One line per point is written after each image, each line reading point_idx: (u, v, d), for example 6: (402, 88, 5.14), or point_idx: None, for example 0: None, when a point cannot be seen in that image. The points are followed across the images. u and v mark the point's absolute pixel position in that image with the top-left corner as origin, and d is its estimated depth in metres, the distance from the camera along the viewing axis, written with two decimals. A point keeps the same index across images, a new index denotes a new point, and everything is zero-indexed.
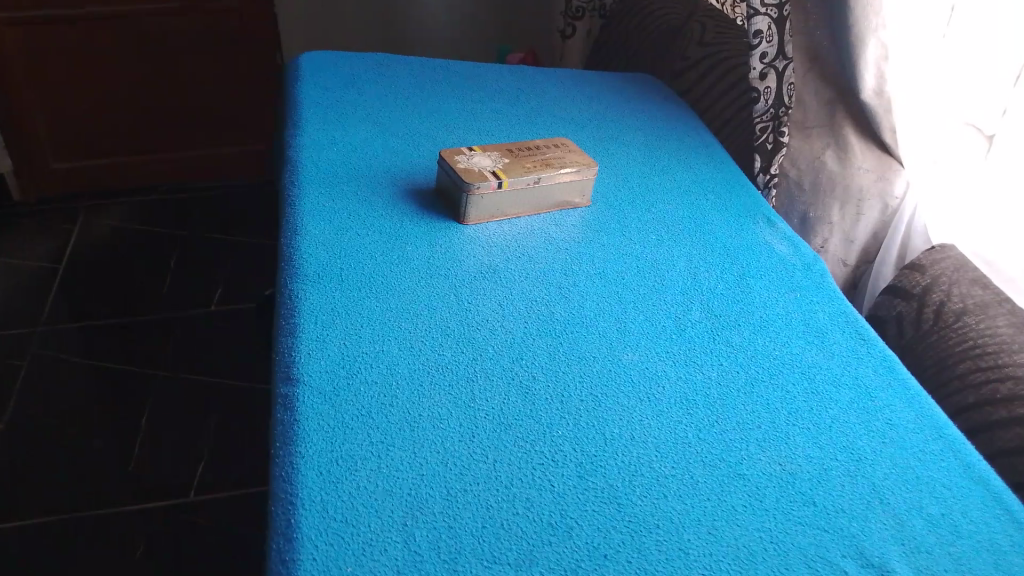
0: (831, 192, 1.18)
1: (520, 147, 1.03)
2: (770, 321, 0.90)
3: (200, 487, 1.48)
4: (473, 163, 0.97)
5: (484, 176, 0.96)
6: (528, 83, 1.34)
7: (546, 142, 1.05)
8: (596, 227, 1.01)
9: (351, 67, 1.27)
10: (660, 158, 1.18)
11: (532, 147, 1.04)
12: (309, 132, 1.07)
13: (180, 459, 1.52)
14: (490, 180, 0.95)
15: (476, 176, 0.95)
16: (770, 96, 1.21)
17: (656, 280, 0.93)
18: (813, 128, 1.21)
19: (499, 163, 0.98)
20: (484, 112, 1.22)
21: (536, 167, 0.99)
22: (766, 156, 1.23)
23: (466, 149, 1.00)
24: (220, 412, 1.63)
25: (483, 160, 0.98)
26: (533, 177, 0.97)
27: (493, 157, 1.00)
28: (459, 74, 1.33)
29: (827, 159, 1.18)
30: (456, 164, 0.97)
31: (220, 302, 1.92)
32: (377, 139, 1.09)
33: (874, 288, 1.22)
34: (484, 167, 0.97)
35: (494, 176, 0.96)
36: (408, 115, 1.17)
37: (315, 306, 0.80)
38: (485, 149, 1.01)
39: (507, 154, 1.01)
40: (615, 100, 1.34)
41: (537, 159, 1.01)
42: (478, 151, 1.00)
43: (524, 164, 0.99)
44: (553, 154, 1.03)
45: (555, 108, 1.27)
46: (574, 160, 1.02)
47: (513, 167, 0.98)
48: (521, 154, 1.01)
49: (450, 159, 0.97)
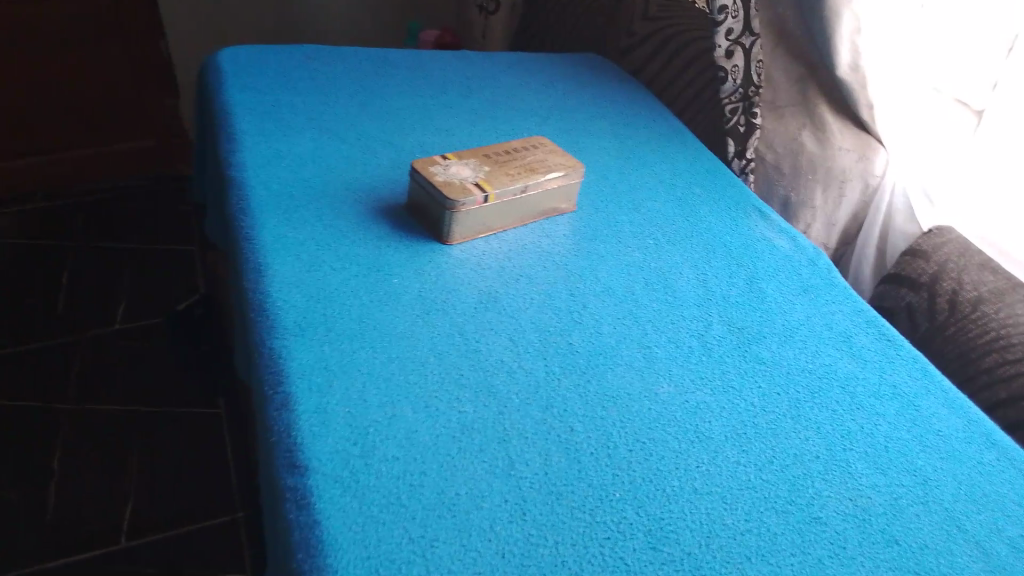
0: (810, 175, 1.11)
1: (498, 150, 0.92)
2: (794, 330, 0.84)
3: (142, 530, 1.31)
4: (451, 174, 0.86)
5: (467, 187, 0.84)
6: (474, 70, 1.22)
7: (523, 142, 0.95)
8: (589, 234, 0.92)
9: (278, 64, 1.12)
10: (634, 149, 1.09)
11: (509, 149, 0.92)
12: (249, 147, 0.93)
13: (111, 500, 1.35)
14: (476, 191, 0.84)
15: (460, 189, 0.84)
16: (738, 75, 1.12)
17: (669, 292, 0.85)
18: (786, 108, 1.15)
19: (482, 171, 0.87)
20: (436, 109, 1.09)
21: (521, 171, 0.89)
22: (738, 139, 1.15)
23: (440, 157, 0.88)
24: (146, 444, 1.45)
25: (463, 169, 0.87)
26: (520, 184, 0.87)
27: (472, 165, 0.88)
28: (399, 64, 1.19)
29: (805, 140, 1.11)
30: (435, 178, 0.85)
31: (128, 321, 1.72)
32: (325, 150, 0.95)
33: (856, 271, 1.17)
34: (465, 178, 0.86)
35: (478, 188, 0.85)
36: (353, 118, 1.03)
37: (304, 366, 0.67)
38: (461, 155, 0.90)
39: (486, 159, 0.90)
40: (568, 85, 1.23)
41: (518, 165, 0.90)
42: (456, 159, 0.88)
43: (507, 171, 0.88)
44: (534, 157, 0.92)
45: (510, 100, 1.16)
46: (556, 162, 0.91)
47: (496, 175, 0.87)
48: (500, 158, 0.90)
49: (425, 171, 0.85)
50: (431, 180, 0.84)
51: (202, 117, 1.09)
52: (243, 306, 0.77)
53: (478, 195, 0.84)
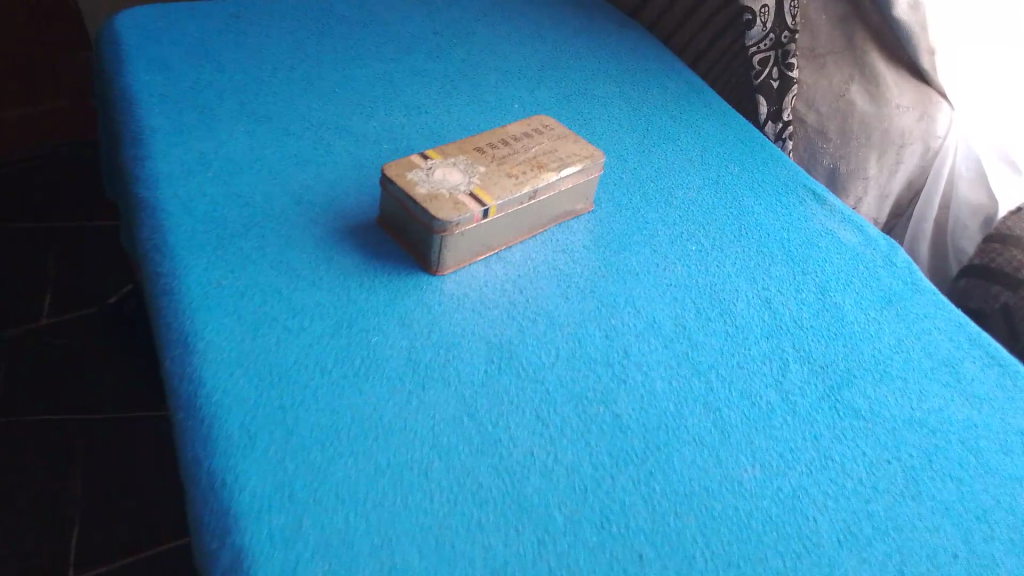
0: (861, 141, 0.91)
1: (493, 140, 0.71)
2: (886, 364, 0.66)
3: (108, 552, 0.99)
4: (435, 182, 0.64)
5: (458, 200, 0.63)
6: (442, 20, 0.99)
7: (524, 125, 0.74)
8: (614, 243, 0.72)
9: (194, 28, 0.87)
10: (651, 118, 0.89)
11: (507, 138, 0.71)
12: (164, 154, 0.70)
13: (57, 516, 1.01)
14: (473, 202, 0.64)
15: (450, 202, 0.63)
16: (768, 16, 0.92)
17: (728, 322, 0.66)
18: (827, 55, 0.94)
19: (479, 172, 0.67)
20: (400, 80, 0.87)
21: (527, 169, 0.68)
22: (771, 97, 0.94)
23: (418, 157, 0.67)
24: (125, 422, 1.13)
25: (451, 172, 0.66)
26: (530, 187, 0.67)
27: (461, 165, 0.67)
28: (346, 19, 0.95)
29: (855, 97, 0.91)
30: (415, 190, 0.63)
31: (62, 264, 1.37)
32: (265, 151, 0.73)
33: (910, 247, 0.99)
34: (456, 187, 0.65)
35: (476, 198, 0.64)
36: (296, 100, 0.80)
37: (259, 501, 0.47)
38: (444, 151, 0.68)
39: (479, 155, 0.69)
40: (557, 36, 1.01)
41: (521, 161, 0.69)
42: (439, 159, 0.67)
43: (508, 170, 0.68)
44: (539, 148, 0.71)
45: (491, 61, 0.93)
46: (568, 153, 0.71)
47: (494, 178, 0.66)
48: (497, 152, 0.70)
49: (400, 179, 0.64)
50: (410, 193, 0.63)
51: (99, 104, 0.84)
52: (167, 394, 0.56)
53: (476, 209, 0.63)
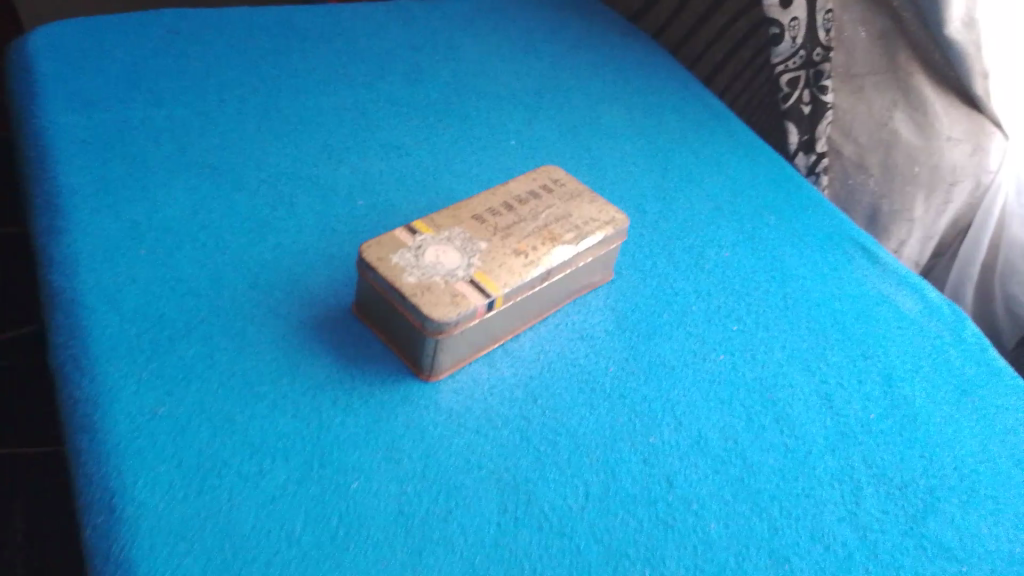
0: (905, 178, 0.80)
1: (492, 203, 0.58)
2: (971, 479, 0.55)
3: None
4: (427, 267, 0.52)
5: (457, 292, 0.51)
6: (421, 33, 0.86)
7: (527, 179, 0.61)
8: (642, 326, 0.59)
9: (125, 51, 0.73)
10: (668, 153, 0.77)
11: (509, 200, 0.59)
12: (86, 224, 0.56)
13: None
14: (475, 293, 0.51)
15: (446, 294, 0.50)
16: (798, 31, 0.81)
17: (786, 432, 0.54)
18: (865, 76, 0.82)
19: (480, 249, 0.54)
20: (374, 112, 0.73)
21: (536, 242, 0.56)
22: (802, 125, 0.83)
23: (405, 232, 0.54)
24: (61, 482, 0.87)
25: (446, 252, 0.53)
26: (542, 266, 0.54)
27: (457, 240, 0.55)
28: (308, 33, 0.81)
29: (900, 125, 0.80)
30: (403, 281, 0.51)
31: None
32: (214, 218, 0.59)
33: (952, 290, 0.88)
34: (454, 273, 0.52)
35: (477, 288, 0.52)
36: (252, 143, 0.66)
37: None
38: (435, 222, 0.56)
39: (476, 224, 0.56)
40: (553, 50, 0.88)
41: (528, 232, 0.56)
42: (431, 233, 0.55)
43: (514, 245, 0.55)
44: (549, 211, 0.58)
45: (479, 84, 0.80)
46: (584, 218, 0.59)
47: (497, 257, 0.54)
48: (498, 220, 0.57)
49: (383, 265, 0.51)
50: (397, 285, 0.50)
51: None
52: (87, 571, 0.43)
53: (479, 302, 0.51)
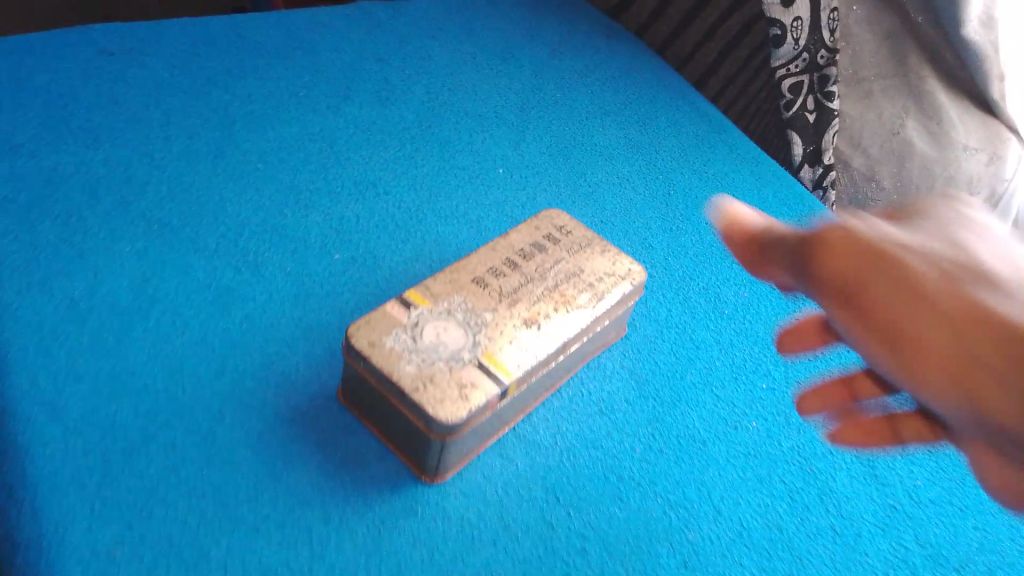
0: (921, 191, 0.75)
1: (494, 261, 0.51)
2: None
3: None
4: (426, 350, 0.45)
5: (464, 381, 0.44)
6: (388, 40, 0.77)
7: (527, 229, 0.54)
8: (664, 391, 0.53)
9: (50, 78, 0.63)
10: (669, 175, 0.70)
11: (513, 255, 0.52)
12: (17, 308, 0.48)
13: None
14: (484, 380, 0.44)
15: (450, 385, 0.43)
16: (800, 31, 0.73)
17: (833, 512, 0.49)
18: (872, 80, 0.76)
19: (485, 322, 0.47)
20: (343, 143, 0.65)
21: (546, 309, 0.49)
22: (807, 135, 0.76)
23: (395, 308, 0.47)
24: None
25: (446, 329, 0.46)
26: (556, 338, 0.48)
27: (458, 312, 0.48)
28: (260, 45, 0.72)
29: (913, 134, 0.75)
30: (401, 372, 0.43)
31: None
32: (168, 288, 0.51)
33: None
34: (458, 356, 0.45)
35: (487, 373, 0.44)
36: (207, 190, 0.58)
37: None
38: (431, 291, 0.48)
39: (478, 289, 0.49)
40: (534, 55, 0.80)
41: (537, 296, 0.50)
42: (427, 305, 0.47)
43: (524, 314, 0.48)
44: (557, 267, 0.52)
45: (456, 101, 0.72)
46: (596, 274, 0.52)
47: (506, 330, 0.47)
48: (502, 281, 0.50)
49: (376, 354, 0.44)
50: (393, 379, 0.43)
51: None
52: None
53: (490, 390, 0.44)
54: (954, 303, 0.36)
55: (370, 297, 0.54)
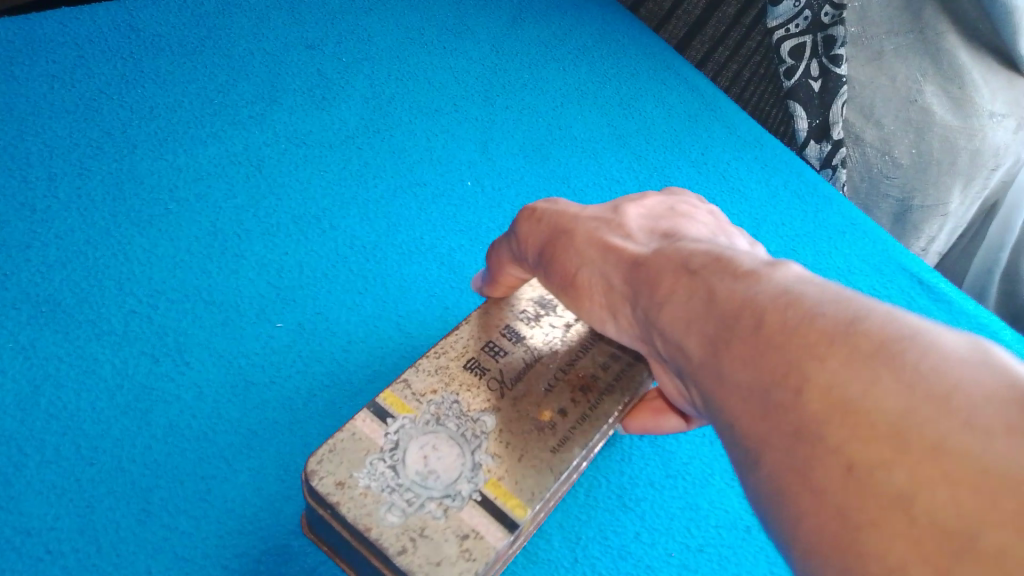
0: (944, 165, 0.66)
1: (490, 336, 0.41)
2: None
3: None
4: (412, 485, 0.34)
5: (464, 527, 0.34)
6: (318, 14, 0.63)
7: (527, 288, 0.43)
8: (696, 463, 0.44)
9: None
10: (664, 170, 0.60)
11: (515, 328, 0.41)
12: None
13: None
14: (490, 522, 0.34)
15: (446, 534, 0.33)
16: None
17: None
18: (885, 40, 0.69)
19: (487, 432, 0.37)
20: (274, 164, 0.53)
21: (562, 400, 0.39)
22: (811, 106, 0.68)
23: (369, 421, 0.36)
24: None
25: (436, 450, 0.36)
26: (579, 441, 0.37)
27: (449, 419, 0.37)
28: (159, 39, 0.58)
29: (931, 100, 0.67)
30: (383, 520, 0.33)
31: None
32: (68, 398, 0.40)
33: (959, 279, 0.78)
34: (454, 489, 0.35)
35: (493, 511, 0.34)
36: (108, 250, 0.47)
37: None
38: (413, 390, 0.38)
39: (472, 382, 0.39)
40: (493, 24, 0.66)
41: (551, 384, 0.39)
42: (410, 414, 0.37)
43: (534, 414, 0.38)
44: (572, 339, 0.41)
45: (406, 93, 0.60)
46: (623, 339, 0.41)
47: (513, 441, 0.37)
48: (503, 366, 0.40)
49: (348, 497, 0.33)
50: (371, 535, 0.33)
51: None
52: None
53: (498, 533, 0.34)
54: (746, 311, 0.27)
55: (326, 381, 0.44)
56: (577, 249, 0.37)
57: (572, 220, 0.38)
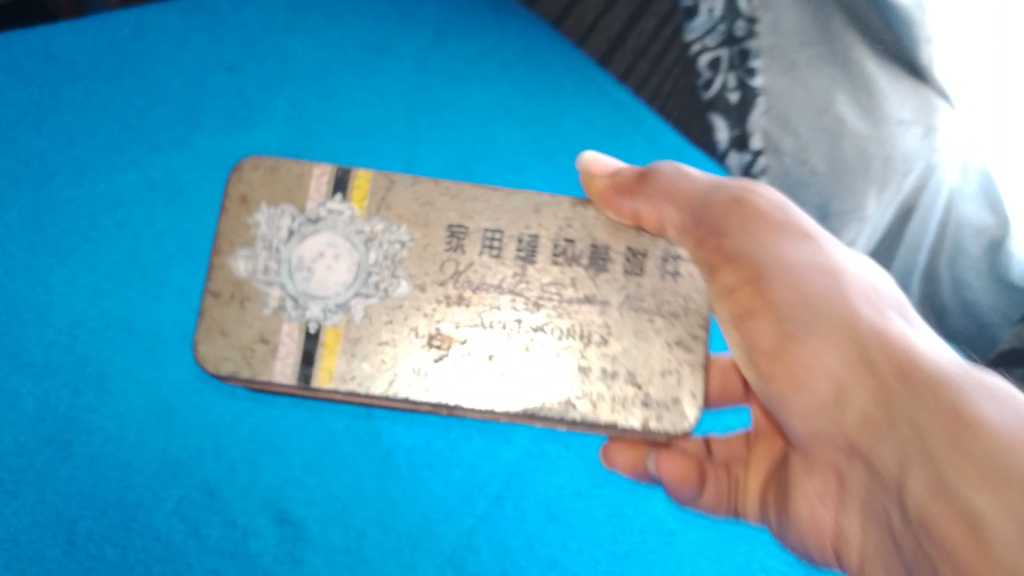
0: (856, 174, 0.63)
1: (520, 236, 0.39)
2: None
3: None
4: (285, 259, 0.38)
5: (269, 311, 0.38)
6: (240, 27, 0.61)
7: (612, 224, 0.39)
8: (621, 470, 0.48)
9: None
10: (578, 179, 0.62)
11: (539, 239, 0.39)
12: None
13: None
14: (291, 334, 0.37)
15: (247, 313, 0.38)
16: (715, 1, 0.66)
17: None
18: (797, 50, 0.64)
19: (389, 295, 0.38)
20: (195, 189, 0.55)
21: (491, 350, 0.37)
22: (732, 116, 0.69)
23: (324, 185, 0.40)
24: None
25: (335, 257, 0.38)
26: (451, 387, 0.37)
27: (378, 248, 0.38)
28: (76, 65, 0.57)
29: (846, 111, 0.62)
30: (227, 270, 0.38)
31: None
32: None
33: None
34: (307, 304, 0.38)
35: (303, 346, 0.37)
36: (28, 281, 0.50)
37: None
38: (387, 204, 0.39)
39: (438, 238, 0.39)
40: (418, 41, 0.65)
41: (507, 314, 0.38)
42: (356, 216, 0.39)
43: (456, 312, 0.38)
44: (584, 310, 0.38)
45: (328, 115, 0.60)
46: (640, 364, 0.37)
47: (398, 320, 0.37)
48: (481, 262, 0.38)
49: (236, 207, 0.39)
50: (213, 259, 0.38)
51: None
52: None
53: (285, 365, 0.37)
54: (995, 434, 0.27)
55: (249, 407, 0.48)
56: (809, 317, 0.34)
57: (785, 272, 0.36)
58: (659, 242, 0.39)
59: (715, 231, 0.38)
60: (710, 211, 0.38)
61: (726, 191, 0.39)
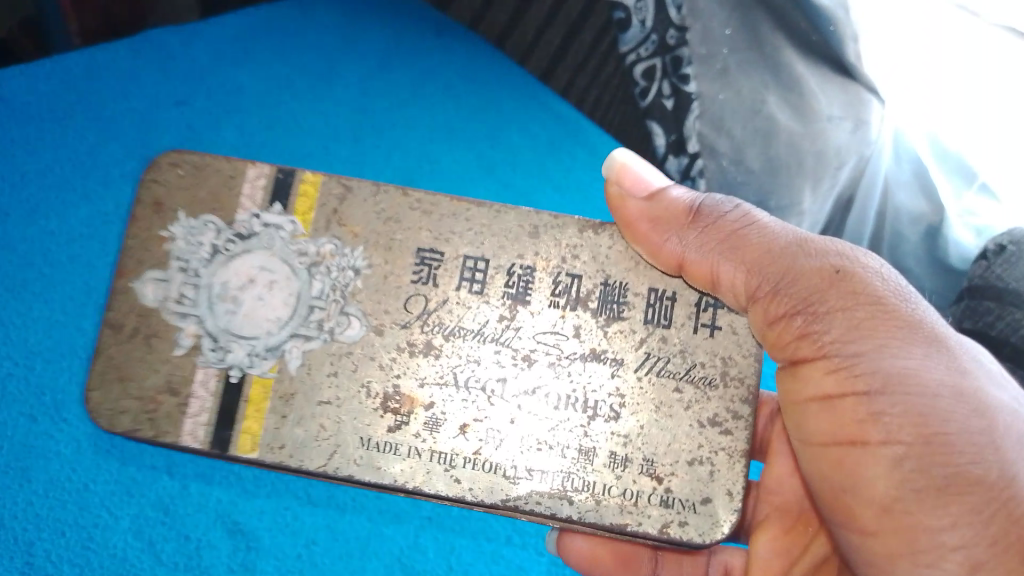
0: (791, 169, 0.63)
1: (513, 292, 0.40)
2: None
3: None
4: (200, 286, 0.40)
5: (184, 340, 0.40)
6: (189, 63, 0.63)
7: (639, 258, 0.40)
8: None
9: None
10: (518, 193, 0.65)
11: (534, 274, 0.40)
12: None
13: None
14: (208, 365, 0.40)
15: (153, 355, 0.40)
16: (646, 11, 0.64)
17: None
18: (726, 55, 0.64)
19: (334, 336, 0.40)
20: None
21: (465, 421, 0.39)
22: (668, 122, 0.67)
23: (261, 192, 0.41)
24: None
25: (267, 286, 0.40)
26: (413, 456, 0.39)
27: (316, 283, 0.40)
28: (28, 108, 0.59)
29: (777, 110, 0.63)
30: (132, 296, 0.40)
31: None
32: None
33: None
34: (228, 342, 0.40)
35: (222, 398, 0.40)
36: None
37: None
38: (339, 218, 0.41)
39: (404, 264, 0.40)
40: (364, 68, 0.67)
41: (491, 372, 0.39)
42: (297, 233, 0.41)
43: (412, 346, 0.39)
44: (604, 383, 0.39)
45: (277, 144, 0.63)
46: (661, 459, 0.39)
47: (345, 371, 0.39)
48: (456, 300, 0.40)
49: (148, 215, 0.41)
50: (118, 284, 0.40)
51: None
52: None
53: (204, 397, 0.40)
54: None
55: None
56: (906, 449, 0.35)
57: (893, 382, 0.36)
58: (694, 291, 0.40)
59: (797, 306, 0.38)
60: (794, 281, 0.39)
61: (816, 258, 0.39)
